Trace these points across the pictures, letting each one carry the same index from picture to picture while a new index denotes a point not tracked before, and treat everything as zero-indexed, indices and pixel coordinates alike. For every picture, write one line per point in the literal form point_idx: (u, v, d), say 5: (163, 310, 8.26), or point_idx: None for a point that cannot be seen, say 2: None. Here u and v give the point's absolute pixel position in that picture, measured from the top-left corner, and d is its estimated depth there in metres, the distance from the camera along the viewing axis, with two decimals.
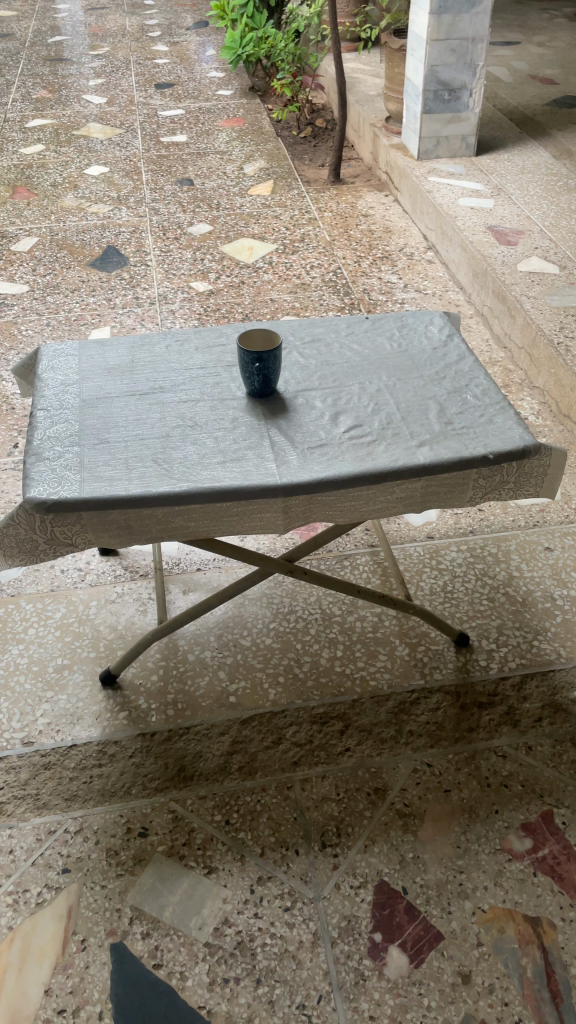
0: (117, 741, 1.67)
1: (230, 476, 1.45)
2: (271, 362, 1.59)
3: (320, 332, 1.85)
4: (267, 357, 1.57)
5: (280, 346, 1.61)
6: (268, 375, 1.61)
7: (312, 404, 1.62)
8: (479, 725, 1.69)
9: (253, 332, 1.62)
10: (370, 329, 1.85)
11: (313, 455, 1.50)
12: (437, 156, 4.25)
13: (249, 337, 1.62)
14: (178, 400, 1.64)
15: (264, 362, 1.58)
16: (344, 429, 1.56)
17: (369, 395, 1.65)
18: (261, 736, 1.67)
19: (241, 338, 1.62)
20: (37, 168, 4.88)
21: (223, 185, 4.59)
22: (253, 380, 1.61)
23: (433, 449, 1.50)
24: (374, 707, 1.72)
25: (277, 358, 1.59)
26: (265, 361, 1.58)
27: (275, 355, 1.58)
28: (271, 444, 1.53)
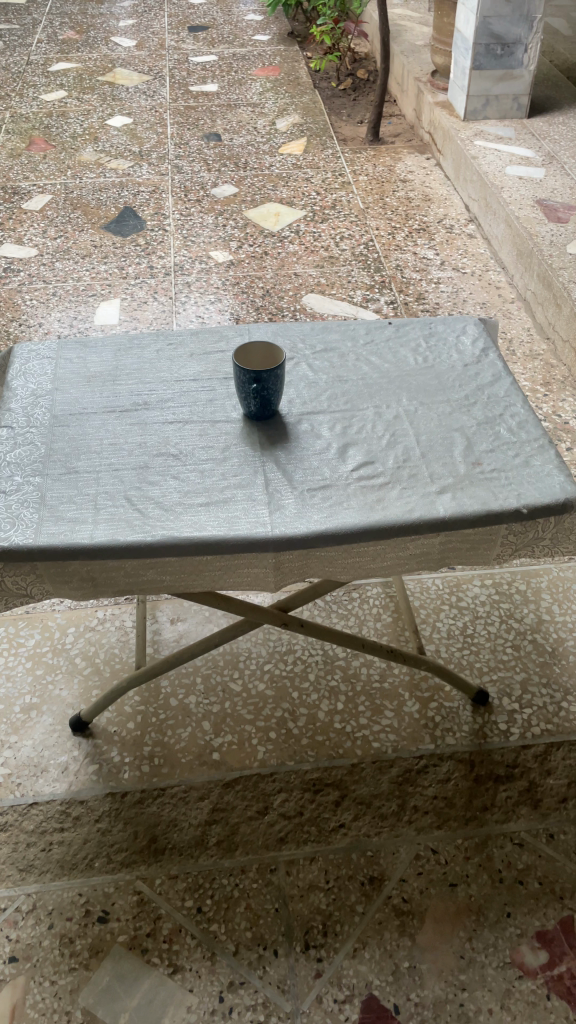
0: (83, 801, 1.48)
1: (214, 524, 1.23)
2: (274, 383, 1.36)
3: (334, 340, 1.61)
4: (269, 376, 1.34)
5: (283, 364, 1.37)
6: (271, 396, 1.38)
7: (318, 434, 1.39)
8: (494, 804, 1.48)
9: (250, 344, 1.39)
10: (392, 338, 1.61)
11: (314, 501, 1.27)
12: (485, 117, 3.90)
13: (245, 350, 1.38)
14: (163, 421, 1.42)
15: (266, 382, 1.35)
16: (352, 469, 1.33)
17: (384, 424, 1.41)
18: (245, 804, 1.48)
19: (239, 352, 1.39)
20: (57, 116, 4.59)
21: (253, 142, 4.28)
22: (252, 403, 1.38)
23: (456, 499, 1.27)
24: (375, 776, 1.51)
25: (280, 376, 1.37)
26: (268, 381, 1.35)
27: (279, 374, 1.35)
28: (264, 484, 1.30)
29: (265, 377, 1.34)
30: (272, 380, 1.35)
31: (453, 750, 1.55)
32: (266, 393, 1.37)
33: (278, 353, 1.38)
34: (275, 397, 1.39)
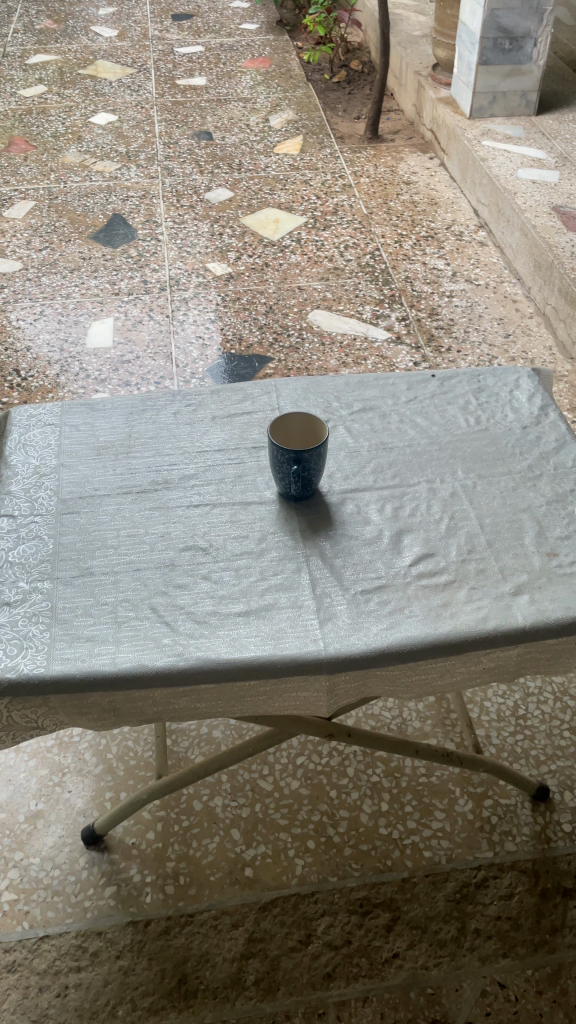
0: (101, 933, 1.30)
1: (256, 640, 1.05)
2: (316, 460, 1.18)
3: (373, 397, 1.43)
4: (312, 453, 1.17)
5: (326, 440, 1.20)
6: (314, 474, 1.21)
7: (366, 520, 1.21)
8: (565, 924, 1.32)
9: (285, 417, 1.21)
10: (438, 394, 1.43)
11: (370, 608, 1.09)
12: (491, 114, 3.70)
13: (279, 426, 1.20)
14: (187, 505, 1.23)
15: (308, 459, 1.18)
16: (411, 565, 1.15)
17: (440, 506, 1.23)
18: (285, 932, 1.30)
19: (275, 426, 1.20)
20: (37, 113, 4.34)
21: (246, 141, 4.07)
22: (293, 486, 1.20)
23: (535, 604, 1.09)
24: (429, 893, 1.35)
25: (325, 450, 1.19)
26: (311, 458, 1.17)
27: (321, 449, 1.18)
28: (310, 585, 1.12)
29: (306, 454, 1.17)
30: (314, 457, 1.18)
31: (513, 859, 1.38)
32: (308, 472, 1.19)
33: (320, 424, 1.20)
34: (318, 475, 1.21)
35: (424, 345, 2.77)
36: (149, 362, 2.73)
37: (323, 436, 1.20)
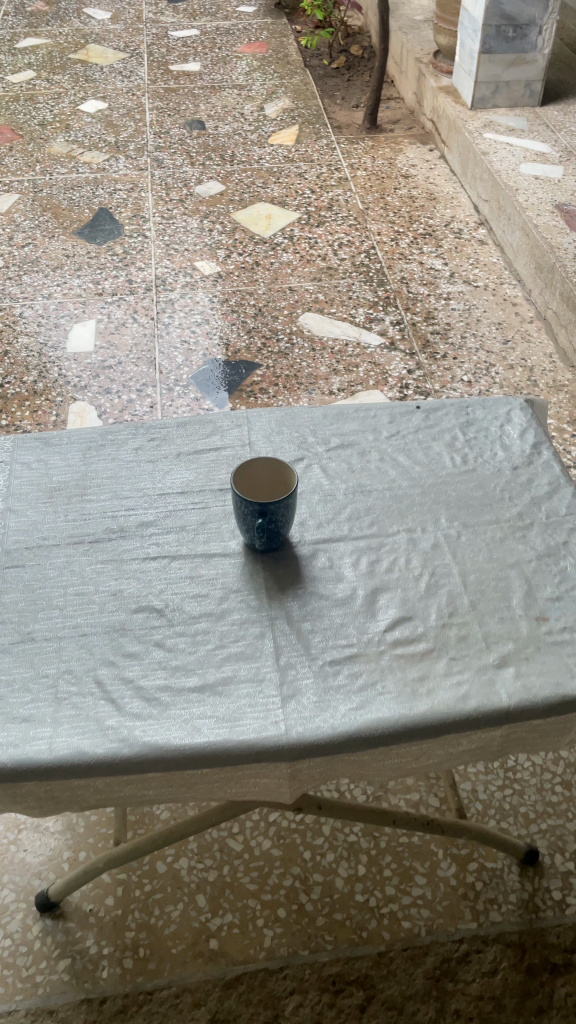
0: (52, 1012, 1.21)
1: (211, 720, 0.95)
2: (284, 512, 1.08)
3: (352, 431, 1.32)
4: (279, 505, 1.06)
5: (294, 489, 1.09)
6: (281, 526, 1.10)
7: (339, 575, 1.10)
8: (553, 1006, 1.21)
9: (250, 465, 1.10)
10: (423, 428, 1.32)
11: (339, 681, 0.99)
12: (494, 105, 3.56)
13: (243, 474, 1.10)
14: (143, 558, 1.13)
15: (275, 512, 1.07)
16: (386, 629, 1.04)
17: (421, 559, 1.13)
18: (250, 1013, 1.20)
19: (239, 473, 1.09)
20: (24, 101, 4.20)
21: (240, 130, 3.92)
22: (258, 539, 1.10)
23: (521, 679, 0.99)
24: (407, 970, 1.25)
25: (293, 501, 1.09)
26: (278, 510, 1.07)
27: (289, 500, 1.07)
28: (274, 653, 1.02)
29: (273, 507, 1.06)
30: (282, 509, 1.07)
31: (499, 931, 1.29)
32: (275, 524, 1.09)
33: (289, 471, 1.10)
34: (286, 526, 1.11)
35: (419, 350, 2.65)
36: (132, 369, 2.60)
37: (292, 486, 1.09)
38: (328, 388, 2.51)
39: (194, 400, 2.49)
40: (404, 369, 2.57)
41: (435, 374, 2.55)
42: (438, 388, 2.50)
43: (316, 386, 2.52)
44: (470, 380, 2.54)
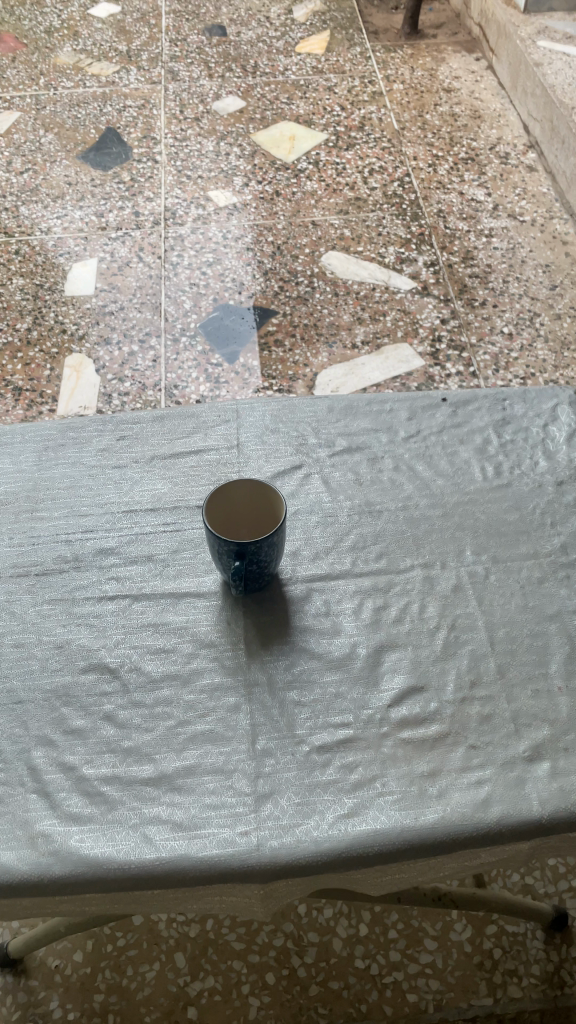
0: None
1: (166, 829, 0.76)
2: (269, 550, 0.87)
3: (362, 431, 1.09)
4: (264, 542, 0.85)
5: (282, 518, 0.88)
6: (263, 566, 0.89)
7: (335, 627, 0.90)
8: None
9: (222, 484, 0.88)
10: (449, 427, 1.09)
11: (328, 777, 0.79)
12: (550, 7, 3.14)
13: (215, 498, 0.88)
14: (98, 599, 0.93)
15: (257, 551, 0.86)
16: (391, 704, 0.84)
17: (439, 606, 0.91)
18: None
19: (208, 505, 0.88)
20: (29, 4, 3.82)
21: (264, 37, 3.53)
22: (234, 584, 0.88)
23: (559, 781, 0.78)
24: None
25: (281, 534, 0.87)
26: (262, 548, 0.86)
27: (275, 535, 0.86)
28: (251, 733, 0.82)
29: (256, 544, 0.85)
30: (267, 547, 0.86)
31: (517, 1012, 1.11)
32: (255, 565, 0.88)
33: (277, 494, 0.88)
34: (270, 565, 0.90)
35: (455, 296, 2.36)
36: (135, 316, 2.35)
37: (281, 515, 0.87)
38: (351, 338, 2.25)
39: (201, 353, 2.23)
40: (437, 318, 2.29)
41: (471, 324, 2.27)
42: (474, 341, 2.23)
43: (337, 338, 2.24)
44: (512, 330, 2.26)
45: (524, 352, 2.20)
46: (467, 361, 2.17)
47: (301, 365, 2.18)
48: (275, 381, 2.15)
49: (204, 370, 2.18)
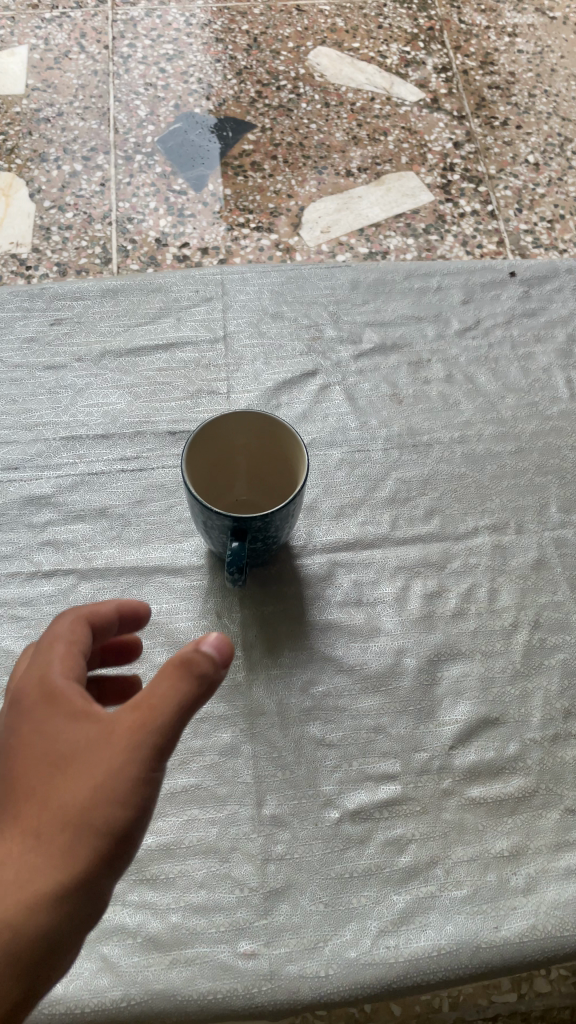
0: None
1: (135, 949, 0.52)
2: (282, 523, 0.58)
3: (400, 320, 0.77)
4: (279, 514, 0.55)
5: (302, 467, 0.58)
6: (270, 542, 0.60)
7: (371, 622, 0.63)
8: None
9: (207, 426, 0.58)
10: (519, 316, 0.78)
11: (369, 865, 0.55)
12: None
13: (199, 449, 0.59)
14: (28, 579, 0.63)
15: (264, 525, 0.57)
16: (454, 745, 0.59)
17: (517, 591, 0.65)
18: None
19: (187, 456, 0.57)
20: None
21: None
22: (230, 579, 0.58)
23: None
24: None
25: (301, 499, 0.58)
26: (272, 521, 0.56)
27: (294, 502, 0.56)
28: (255, 791, 0.57)
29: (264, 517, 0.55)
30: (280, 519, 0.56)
31: (554, 1013, 0.60)
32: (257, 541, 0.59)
33: (296, 450, 0.58)
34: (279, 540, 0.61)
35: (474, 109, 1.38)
36: (70, 119, 1.30)
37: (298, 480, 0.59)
38: (345, 164, 1.28)
39: (161, 172, 1.25)
40: (451, 137, 1.33)
41: (491, 147, 1.32)
42: (495, 170, 1.29)
43: (328, 158, 1.27)
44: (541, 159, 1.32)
45: (555, 186, 1.28)
46: (485, 196, 1.25)
47: (283, 194, 1.23)
48: (253, 218, 1.21)
49: (163, 198, 1.22)
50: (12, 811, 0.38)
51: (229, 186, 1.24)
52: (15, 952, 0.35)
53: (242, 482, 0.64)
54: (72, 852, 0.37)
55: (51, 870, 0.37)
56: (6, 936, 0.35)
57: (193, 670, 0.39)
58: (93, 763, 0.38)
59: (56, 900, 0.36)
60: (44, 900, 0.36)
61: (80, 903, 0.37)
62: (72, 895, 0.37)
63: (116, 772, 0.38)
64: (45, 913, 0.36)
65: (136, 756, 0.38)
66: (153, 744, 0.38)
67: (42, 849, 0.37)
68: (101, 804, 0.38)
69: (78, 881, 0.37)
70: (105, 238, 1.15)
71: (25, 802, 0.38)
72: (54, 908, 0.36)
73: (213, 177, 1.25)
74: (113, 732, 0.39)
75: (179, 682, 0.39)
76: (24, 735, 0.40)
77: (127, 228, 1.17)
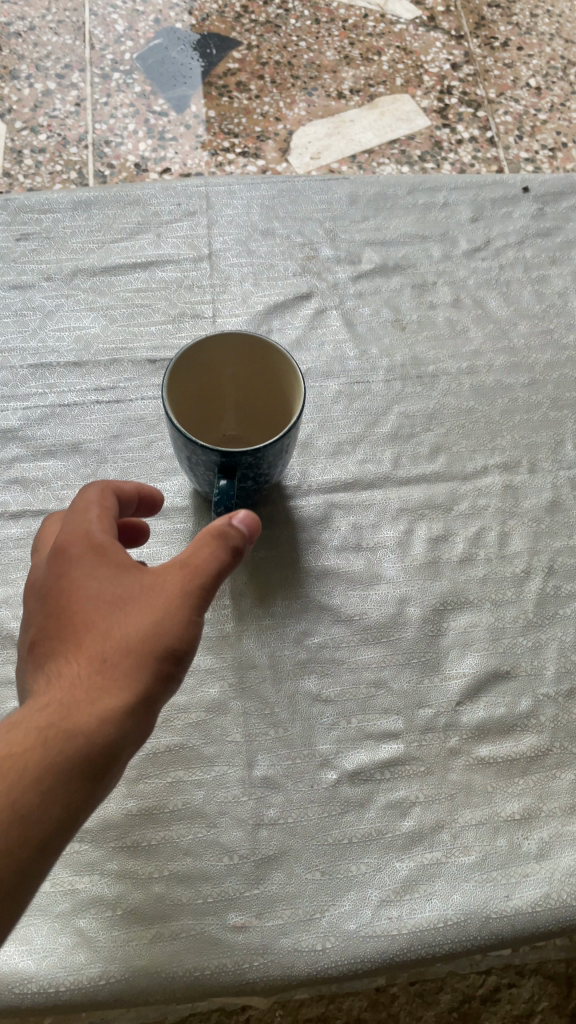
0: None
1: (114, 924, 0.48)
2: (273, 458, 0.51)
3: (403, 238, 0.70)
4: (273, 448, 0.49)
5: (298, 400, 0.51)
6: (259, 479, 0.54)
7: (371, 569, 0.58)
8: None
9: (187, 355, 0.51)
10: (533, 237, 0.72)
11: (369, 831, 0.51)
12: None
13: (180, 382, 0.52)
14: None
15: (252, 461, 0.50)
16: (461, 700, 0.54)
17: (529, 535, 0.60)
18: None
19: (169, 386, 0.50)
20: None
21: None
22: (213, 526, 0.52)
23: None
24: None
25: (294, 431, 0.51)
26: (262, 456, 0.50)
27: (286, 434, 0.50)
28: (246, 751, 0.52)
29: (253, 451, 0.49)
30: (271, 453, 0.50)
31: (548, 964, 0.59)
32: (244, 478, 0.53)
33: (289, 377, 0.52)
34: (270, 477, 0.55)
35: (473, 26, 1.20)
36: (42, 34, 1.11)
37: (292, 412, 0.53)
38: (337, 87, 1.11)
39: (140, 94, 1.07)
40: (449, 58, 1.16)
41: (490, 70, 1.15)
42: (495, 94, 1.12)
43: (319, 79, 1.11)
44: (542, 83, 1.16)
45: (558, 111, 1.13)
46: (484, 123, 1.10)
47: (271, 117, 1.07)
48: (238, 143, 1.05)
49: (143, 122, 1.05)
50: (72, 645, 0.40)
51: (213, 109, 1.07)
52: (89, 762, 0.37)
53: (231, 413, 0.58)
54: (134, 677, 0.39)
55: (117, 691, 0.39)
56: (82, 746, 0.37)
57: (230, 535, 0.43)
58: (149, 601, 0.41)
59: (121, 716, 0.39)
60: (113, 718, 0.38)
61: (140, 726, 0.40)
62: (134, 713, 0.39)
63: (171, 608, 0.41)
64: (115, 729, 0.38)
65: (188, 599, 0.41)
66: (201, 590, 0.41)
67: (108, 674, 0.39)
68: (159, 636, 0.40)
69: (140, 701, 0.39)
70: (81, 162, 0.99)
71: (86, 636, 0.40)
72: (122, 724, 0.39)
73: (196, 97, 1.08)
74: (164, 579, 0.42)
75: (222, 540, 0.42)
76: (73, 579, 0.42)
77: (104, 152, 1.01)
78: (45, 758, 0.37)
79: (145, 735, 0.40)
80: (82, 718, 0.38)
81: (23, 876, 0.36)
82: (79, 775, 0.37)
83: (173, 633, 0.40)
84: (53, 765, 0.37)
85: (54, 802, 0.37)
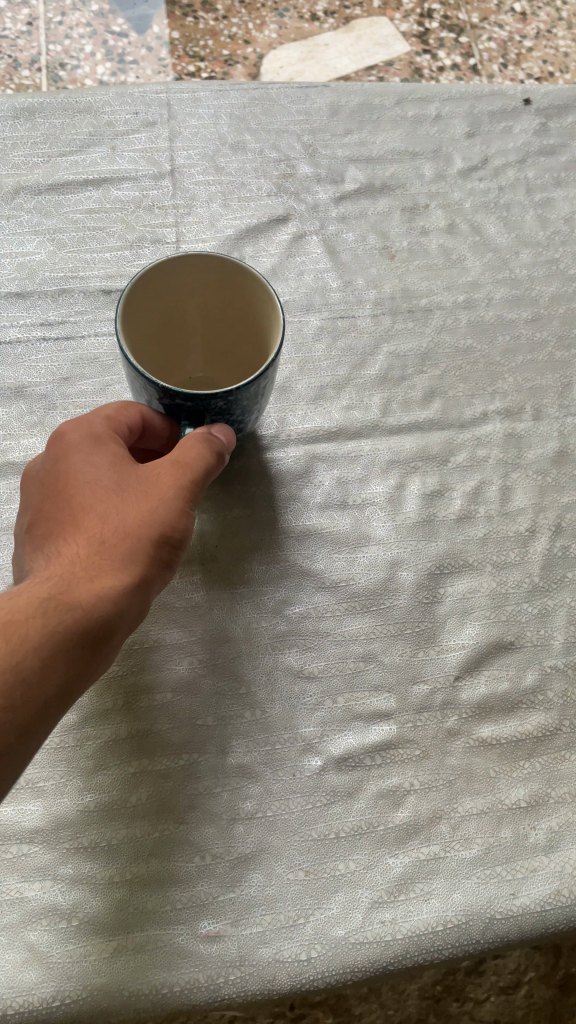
0: None
1: (70, 938, 0.42)
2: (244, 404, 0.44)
3: (391, 155, 0.62)
4: (248, 389, 0.42)
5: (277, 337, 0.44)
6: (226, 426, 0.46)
7: (358, 529, 0.52)
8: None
9: (145, 284, 0.43)
10: (535, 155, 0.64)
11: (360, 827, 0.45)
12: None
13: (136, 319, 0.45)
14: None
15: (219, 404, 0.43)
16: (461, 676, 0.49)
17: (534, 490, 0.53)
18: None
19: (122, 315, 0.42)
20: None
21: None
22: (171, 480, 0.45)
23: None
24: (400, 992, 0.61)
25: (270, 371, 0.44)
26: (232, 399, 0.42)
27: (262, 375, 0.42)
28: (218, 739, 0.46)
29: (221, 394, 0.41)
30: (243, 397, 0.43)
31: None
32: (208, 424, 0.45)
33: (260, 298, 0.44)
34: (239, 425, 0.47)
35: None
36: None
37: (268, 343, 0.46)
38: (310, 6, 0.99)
39: (96, 12, 0.95)
40: None
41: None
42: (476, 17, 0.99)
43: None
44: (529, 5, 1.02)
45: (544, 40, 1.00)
46: (467, 48, 0.97)
47: (240, 40, 0.95)
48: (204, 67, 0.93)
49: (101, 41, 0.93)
50: (67, 527, 0.39)
51: (176, 28, 0.95)
52: (89, 634, 0.37)
53: (197, 353, 0.52)
54: (131, 560, 0.39)
55: (113, 572, 0.38)
56: (82, 616, 0.37)
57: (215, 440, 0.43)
58: (146, 489, 0.40)
59: (119, 596, 0.38)
60: (111, 595, 0.38)
61: (135, 608, 0.39)
62: (131, 594, 0.38)
63: (168, 497, 0.40)
64: (113, 605, 0.38)
65: (183, 490, 0.41)
66: (195, 484, 0.41)
67: (106, 555, 0.39)
68: (155, 522, 0.40)
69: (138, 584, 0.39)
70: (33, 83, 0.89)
71: (83, 517, 0.39)
72: (118, 605, 0.38)
73: (158, 16, 0.96)
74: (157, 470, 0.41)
75: (211, 442, 0.42)
76: (71, 463, 0.41)
77: (58, 75, 0.89)
78: (44, 628, 0.36)
79: (138, 620, 0.39)
80: (80, 593, 0.37)
81: (23, 737, 0.35)
82: (77, 650, 0.36)
83: (167, 521, 0.40)
84: (54, 633, 0.36)
85: (54, 667, 0.36)
